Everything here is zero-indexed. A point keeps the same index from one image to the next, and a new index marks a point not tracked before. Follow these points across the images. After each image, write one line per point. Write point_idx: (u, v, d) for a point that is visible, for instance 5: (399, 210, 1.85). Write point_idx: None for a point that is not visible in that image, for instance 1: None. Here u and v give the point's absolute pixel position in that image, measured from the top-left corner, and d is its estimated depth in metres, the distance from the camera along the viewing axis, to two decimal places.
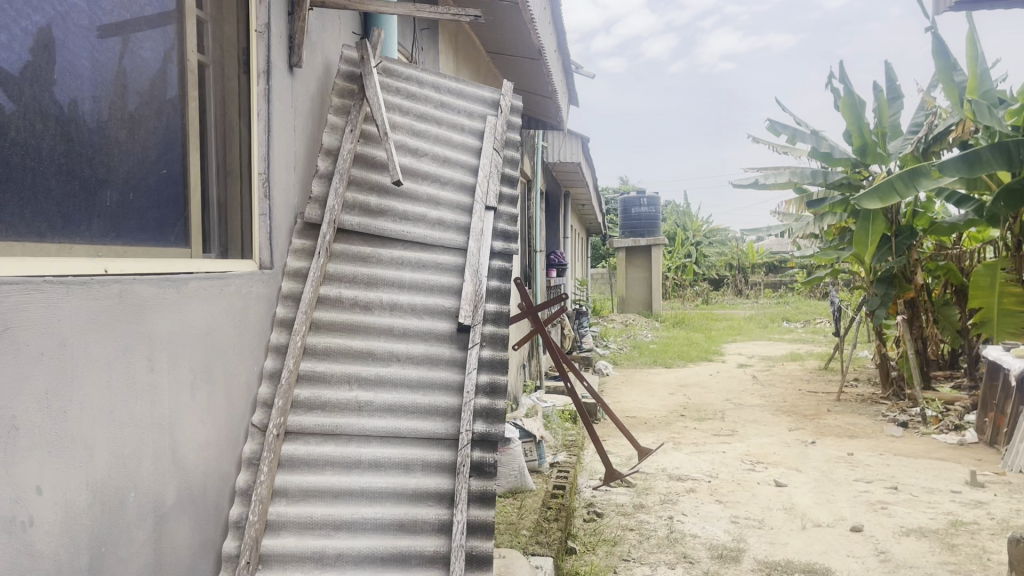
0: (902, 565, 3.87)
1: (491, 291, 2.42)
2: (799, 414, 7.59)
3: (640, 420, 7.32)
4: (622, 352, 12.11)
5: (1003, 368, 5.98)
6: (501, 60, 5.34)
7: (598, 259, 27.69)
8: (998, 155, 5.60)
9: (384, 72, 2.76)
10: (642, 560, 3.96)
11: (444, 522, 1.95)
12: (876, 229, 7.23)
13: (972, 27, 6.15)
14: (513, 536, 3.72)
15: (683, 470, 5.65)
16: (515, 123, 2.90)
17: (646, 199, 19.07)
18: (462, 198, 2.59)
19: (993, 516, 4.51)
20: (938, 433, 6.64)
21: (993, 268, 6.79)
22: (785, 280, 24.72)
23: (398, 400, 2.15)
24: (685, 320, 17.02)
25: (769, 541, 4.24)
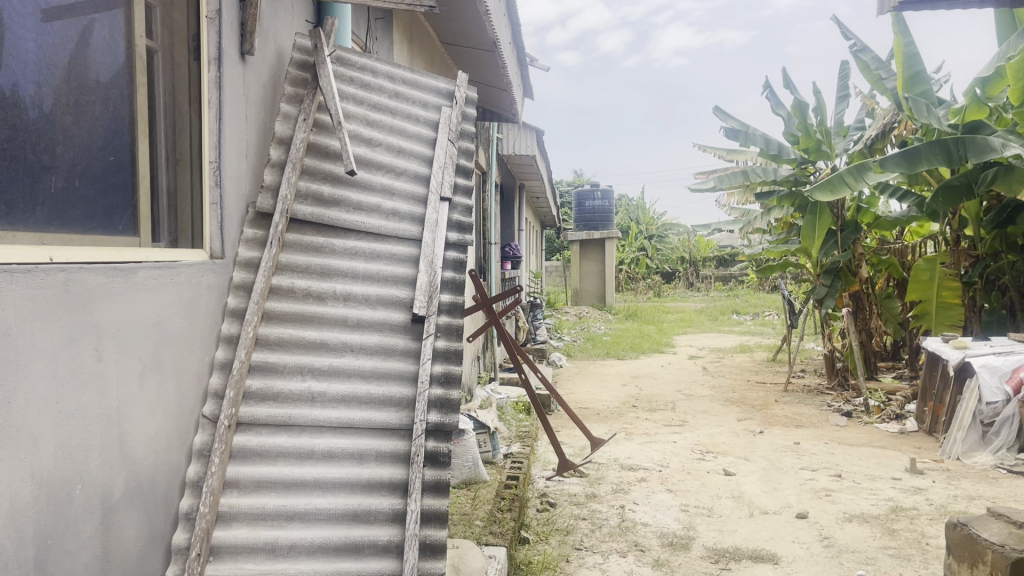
0: (845, 550, 3.99)
1: (446, 282, 2.43)
2: (747, 404, 7.75)
3: (593, 411, 7.40)
4: (576, 344, 12.21)
5: (942, 359, 6.17)
6: (456, 52, 5.34)
7: (552, 252, 27.86)
8: (936, 152, 5.77)
9: (337, 61, 2.74)
10: (594, 549, 4.01)
11: (398, 512, 1.95)
12: (823, 223, 7.40)
13: (901, 30, 6.34)
14: (466, 526, 3.73)
15: (635, 460, 5.74)
16: (470, 115, 2.90)
17: (599, 193, 19.23)
18: (416, 188, 2.59)
19: (932, 502, 4.66)
20: (881, 422, 6.84)
21: (933, 262, 7.00)
22: (734, 273, 25.16)
23: (352, 391, 2.14)
24: (638, 313, 17.21)
25: (718, 528, 4.34)
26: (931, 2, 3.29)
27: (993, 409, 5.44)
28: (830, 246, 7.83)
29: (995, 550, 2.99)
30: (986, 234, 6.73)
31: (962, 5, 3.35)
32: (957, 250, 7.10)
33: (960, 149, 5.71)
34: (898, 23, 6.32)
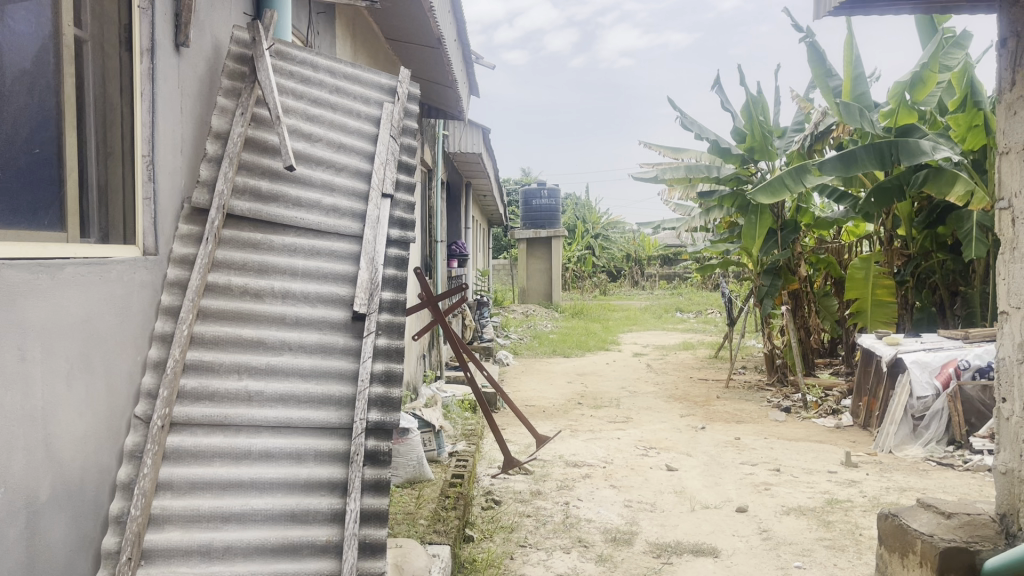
0: (782, 542, 4.09)
1: (387, 279, 2.41)
2: (690, 401, 7.87)
3: (539, 409, 7.43)
4: (523, 342, 12.24)
5: (876, 355, 6.35)
6: (402, 49, 5.31)
7: (499, 250, 27.90)
8: (871, 156, 5.91)
9: (277, 54, 2.70)
10: (538, 546, 4.02)
11: (337, 512, 1.93)
12: (763, 223, 7.56)
13: (849, 34, 6.51)
14: (410, 525, 3.70)
15: (580, 457, 5.78)
16: (413, 111, 2.88)
17: (546, 191, 19.28)
18: (357, 184, 2.56)
19: (865, 494, 4.80)
20: (818, 417, 7.02)
21: (868, 261, 7.19)
22: (679, 271, 25.53)
23: (290, 390, 2.11)
24: (584, 311, 17.33)
25: (660, 523, 4.39)
26: (863, 7, 3.49)
27: (924, 402, 5.63)
28: (771, 245, 7.99)
29: (924, 540, 3.09)
30: (917, 233, 6.96)
31: (890, 11, 3.58)
32: (890, 249, 7.31)
33: (894, 152, 5.87)
34: (849, 25, 6.48)
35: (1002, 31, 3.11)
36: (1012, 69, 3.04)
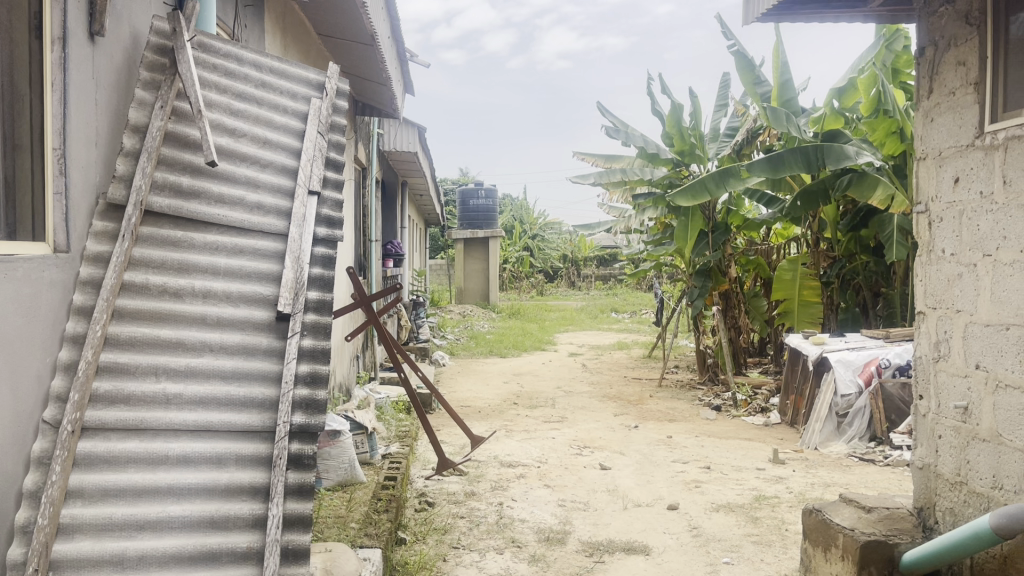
0: (711, 538, 4.15)
1: (313, 278, 2.37)
2: (623, 400, 7.96)
3: (474, 409, 7.40)
4: (459, 342, 12.19)
5: (803, 355, 6.53)
6: (334, 45, 5.23)
7: (436, 250, 27.78)
8: (798, 159, 6.03)
9: (199, 46, 2.62)
10: (471, 547, 4.00)
11: (258, 517, 1.88)
12: (694, 224, 7.76)
13: (777, 41, 6.67)
14: (341, 529, 3.63)
15: (514, 457, 5.78)
16: (341, 107, 2.84)
17: (483, 191, 19.23)
18: (282, 180, 2.50)
19: (791, 490, 4.92)
20: (747, 415, 7.18)
21: (795, 263, 7.38)
22: (614, 272, 25.85)
23: (211, 393, 2.04)
24: (521, 311, 17.40)
25: (593, 522, 4.42)
26: (791, 15, 3.68)
27: (847, 400, 5.82)
28: (703, 246, 8.13)
29: (846, 534, 3.16)
30: (842, 236, 7.18)
31: (817, 19, 3.79)
32: (816, 251, 7.50)
33: (819, 156, 6.02)
34: (777, 33, 6.63)
35: (920, 39, 3.23)
36: (929, 77, 3.16)
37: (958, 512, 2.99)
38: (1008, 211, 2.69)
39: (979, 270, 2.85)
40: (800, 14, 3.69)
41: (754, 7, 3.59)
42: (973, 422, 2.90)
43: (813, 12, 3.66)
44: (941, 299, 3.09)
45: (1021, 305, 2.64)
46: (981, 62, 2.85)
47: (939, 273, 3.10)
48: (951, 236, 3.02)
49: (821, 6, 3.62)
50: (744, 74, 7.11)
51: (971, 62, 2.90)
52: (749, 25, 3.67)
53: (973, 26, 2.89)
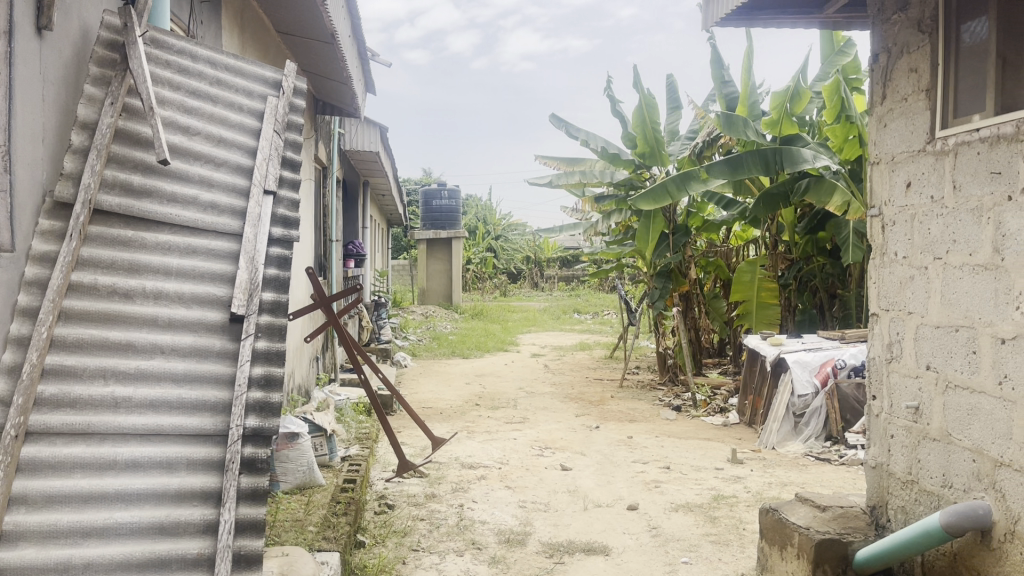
0: (670, 538, 4.19)
1: (268, 279, 2.34)
2: (585, 401, 7.99)
3: (436, 411, 7.37)
4: (421, 343, 12.14)
5: (761, 356, 6.61)
6: (294, 43, 5.16)
7: (398, 250, 27.65)
8: (757, 161, 6.08)
9: (151, 42, 2.57)
10: (431, 549, 3.98)
11: (210, 522, 1.84)
12: (655, 226, 7.81)
13: (748, 48, 6.75)
14: (298, 532, 3.58)
15: (475, 458, 5.77)
16: (298, 105, 2.81)
17: (446, 192, 19.16)
18: (237, 179, 2.46)
19: (749, 489, 4.98)
20: (707, 415, 7.25)
21: (754, 265, 7.44)
22: (577, 273, 26.00)
23: (162, 396, 2.00)
24: (484, 312, 17.40)
25: (553, 523, 4.43)
26: (749, 20, 3.73)
27: (804, 400, 5.90)
28: (663, 248, 8.20)
29: (801, 533, 3.20)
30: (800, 239, 7.29)
31: (775, 25, 3.84)
32: (775, 253, 7.62)
33: (778, 159, 6.08)
34: (748, 40, 6.72)
35: (875, 46, 3.29)
36: (882, 84, 3.22)
37: (910, 511, 3.05)
38: (958, 215, 2.75)
39: (929, 273, 2.91)
40: (759, 19, 3.74)
41: (713, 12, 3.63)
42: (923, 422, 2.96)
43: (771, 17, 3.72)
44: (894, 301, 3.14)
45: (970, 307, 2.70)
46: (932, 69, 2.91)
47: (891, 276, 3.15)
48: (903, 239, 3.07)
49: (779, 11, 3.68)
50: (715, 71, 7.18)
51: (923, 68, 2.96)
52: (708, 30, 3.71)
53: (924, 33, 2.95)
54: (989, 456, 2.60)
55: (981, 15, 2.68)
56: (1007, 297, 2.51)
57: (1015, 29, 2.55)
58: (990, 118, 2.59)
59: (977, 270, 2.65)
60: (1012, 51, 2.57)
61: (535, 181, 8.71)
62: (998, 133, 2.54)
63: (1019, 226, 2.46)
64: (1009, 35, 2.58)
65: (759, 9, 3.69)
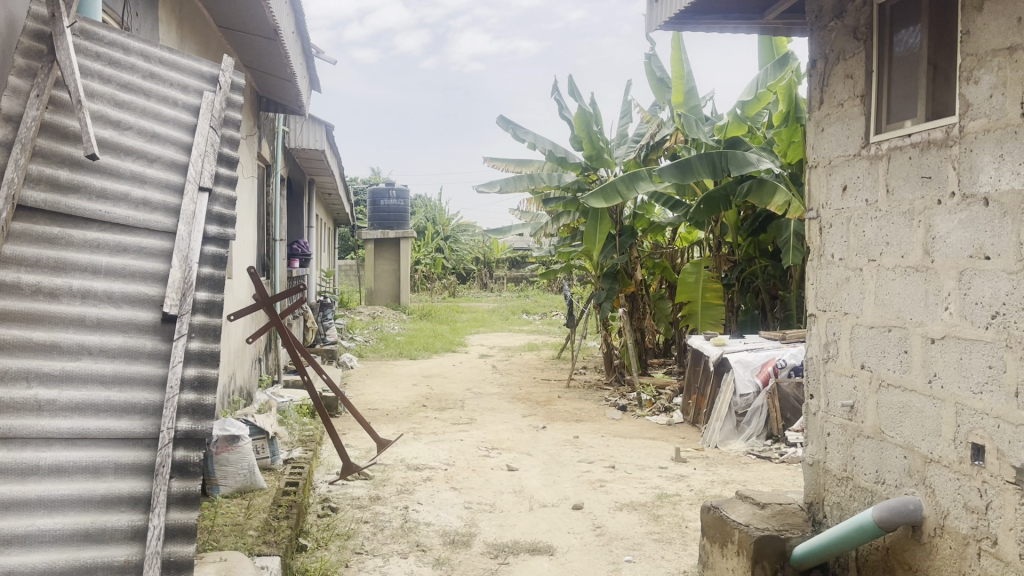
0: (614, 537, 4.22)
1: (203, 278, 2.29)
2: (532, 401, 8.01)
3: (382, 412, 7.31)
4: (368, 344, 12.05)
5: (704, 356, 6.71)
6: (235, 38, 5.06)
7: (345, 251, 27.39)
8: (704, 163, 6.13)
9: (80, 33, 2.49)
10: (374, 552, 3.94)
11: (138, 528, 1.78)
12: (603, 227, 7.88)
13: (677, 49, 6.82)
14: (238, 537, 3.50)
15: (421, 460, 5.73)
16: (235, 101, 2.77)
17: (395, 191, 19.02)
18: (170, 175, 2.40)
19: (692, 488, 5.04)
20: (652, 415, 7.32)
21: (698, 266, 7.54)
22: (526, 274, 26.10)
23: (88, 398, 1.93)
24: (432, 312, 17.35)
25: (498, 524, 4.42)
26: (692, 24, 3.79)
27: (745, 400, 6.00)
28: (610, 249, 8.28)
29: (741, 530, 3.25)
30: (742, 241, 7.43)
31: (717, 29, 3.91)
32: (718, 255, 7.75)
33: (723, 162, 6.15)
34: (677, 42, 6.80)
35: (812, 52, 3.36)
36: (820, 89, 3.29)
37: (845, 507, 3.12)
38: (892, 217, 2.81)
39: (864, 274, 2.98)
40: (701, 24, 3.81)
41: (657, 15, 3.68)
42: (858, 420, 3.03)
43: (713, 21, 3.79)
44: (830, 302, 3.21)
45: (902, 307, 2.77)
46: (867, 75, 2.98)
47: (829, 277, 3.22)
48: (840, 241, 3.14)
49: (720, 17, 3.74)
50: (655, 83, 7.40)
51: (858, 75, 3.03)
52: (652, 33, 3.75)
53: (860, 40, 3.02)
54: (920, 452, 2.68)
55: (914, 24, 2.75)
56: (936, 298, 2.59)
57: (943, 37, 2.63)
58: (922, 123, 2.67)
59: (909, 271, 2.72)
60: (942, 59, 2.64)
61: (484, 183, 8.72)
62: (929, 138, 2.61)
63: (948, 229, 2.53)
64: (939, 44, 2.65)
65: (702, 14, 3.75)
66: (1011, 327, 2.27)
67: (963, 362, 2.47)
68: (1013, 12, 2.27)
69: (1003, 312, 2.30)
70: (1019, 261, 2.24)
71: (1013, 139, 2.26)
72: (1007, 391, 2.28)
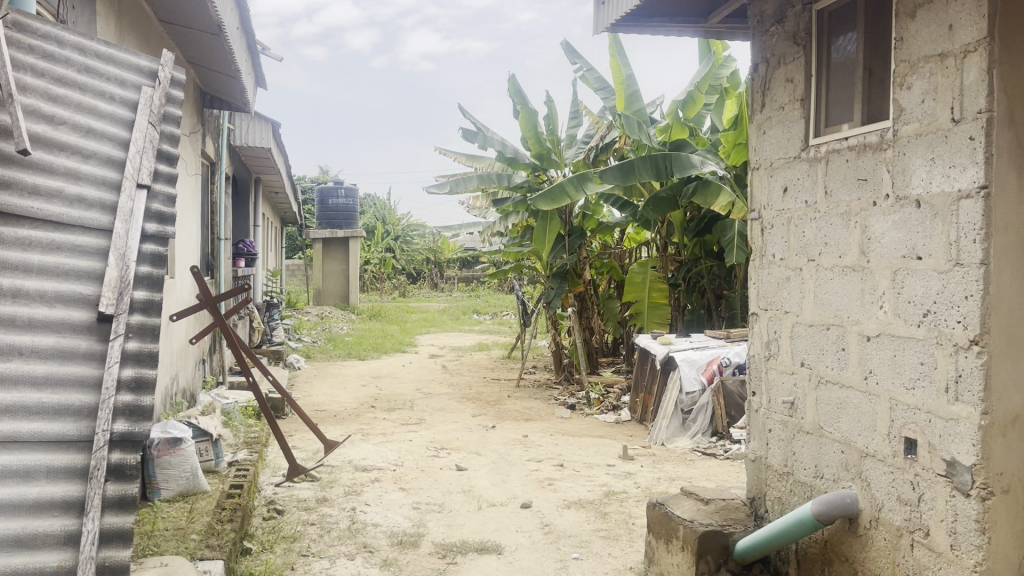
0: (562, 535, 4.25)
1: (140, 277, 2.24)
2: (482, 400, 8.02)
3: (330, 413, 7.24)
4: (316, 344, 11.90)
5: (651, 355, 6.79)
6: (178, 34, 4.96)
7: (293, 250, 27.03)
8: (647, 166, 6.19)
9: (13, 25, 2.41)
10: (321, 554, 3.91)
11: (71, 533, 1.72)
12: (552, 228, 7.94)
13: (616, 53, 6.95)
14: (179, 541, 3.43)
15: (369, 461, 5.69)
16: (174, 96, 2.74)
17: (343, 190, 18.83)
18: (107, 172, 2.35)
19: (639, 484, 5.10)
20: (600, 413, 7.38)
21: (645, 267, 7.62)
22: (477, 274, 26.10)
23: (18, 401, 1.86)
24: (381, 312, 17.23)
25: (447, 524, 4.42)
26: (638, 27, 3.84)
27: (691, 398, 6.10)
28: (559, 249, 8.34)
29: (685, 526, 3.29)
30: (688, 242, 7.56)
31: (662, 32, 3.96)
32: (665, 256, 7.85)
33: (667, 164, 6.22)
34: (615, 46, 6.92)
35: (754, 56, 3.43)
36: (762, 92, 3.36)
37: (786, 501, 3.20)
38: (830, 219, 2.89)
39: (804, 274, 3.06)
40: (648, 26, 3.85)
41: (604, 16, 3.71)
42: (798, 417, 3.11)
43: (658, 24, 3.84)
44: (771, 301, 3.28)
45: (840, 307, 2.84)
46: (807, 79, 3.06)
47: (769, 277, 3.29)
48: (781, 242, 3.21)
49: (665, 20, 3.79)
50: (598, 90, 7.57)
51: (798, 79, 3.11)
52: (599, 34, 3.79)
53: (799, 45, 3.09)
54: (856, 447, 2.75)
55: (850, 31, 2.83)
56: (872, 297, 2.66)
57: (877, 44, 2.70)
58: (858, 127, 2.75)
59: (846, 271, 2.80)
60: (877, 64, 2.71)
61: (434, 181, 8.69)
62: (865, 142, 2.69)
63: (882, 230, 2.61)
64: (873, 50, 2.73)
65: (648, 17, 3.80)
66: (942, 325, 2.35)
67: (896, 360, 2.55)
68: (944, 20, 2.34)
69: (934, 310, 2.38)
70: (949, 261, 2.32)
71: (944, 143, 2.33)
72: (938, 386, 2.36)
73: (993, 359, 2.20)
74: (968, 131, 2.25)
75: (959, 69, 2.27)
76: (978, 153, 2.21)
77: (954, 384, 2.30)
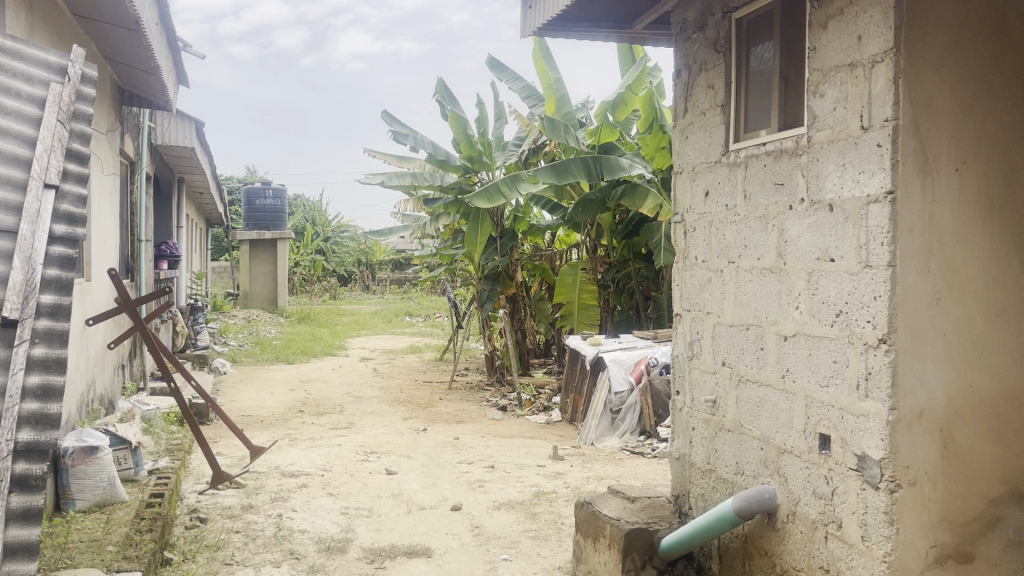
0: (491, 536, 4.26)
1: (47, 281, 2.16)
2: (412, 403, 7.97)
3: (256, 419, 7.08)
4: (242, 348, 11.64)
5: (581, 355, 6.86)
6: (95, 29, 4.80)
7: (220, 252, 26.37)
8: (580, 165, 6.24)
9: None
10: (245, 562, 3.83)
11: None
12: (483, 229, 7.94)
13: (543, 58, 7.00)
14: (94, 553, 3.32)
15: (297, 466, 5.60)
16: (86, 94, 2.66)
17: (271, 191, 18.43)
18: (13, 171, 2.25)
19: (568, 484, 5.15)
20: (530, 414, 7.43)
21: (575, 269, 7.69)
22: (409, 276, 25.90)
23: None
24: (311, 316, 16.94)
25: (376, 528, 4.38)
26: (564, 31, 3.89)
27: (620, 397, 6.18)
28: (491, 251, 8.36)
29: (612, 524, 3.32)
30: (617, 243, 7.66)
31: (587, 37, 4.01)
32: (594, 257, 7.93)
33: (597, 167, 6.29)
34: (542, 51, 6.97)
35: (677, 62, 3.50)
36: (684, 99, 3.43)
37: (708, 497, 3.27)
38: (749, 222, 2.97)
39: (724, 275, 3.14)
40: (572, 31, 3.91)
41: (531, 21, 3.75)
42: (720, 415, 3.18)
43: (584, 29, 3.89)
44: (694, 302, 3.35)
45: (758, 308, 2.92)
46: (727, 86, 3.14)
47: (692, 278, 3.36)
48: (702, 244, 3.29)
49: (591, 25, 3.84)
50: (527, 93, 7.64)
51: (718, 85, 3.19)
52: (526, 38, 3.83)
53: (720, 52, 3.17)
54: (774, 444, 2.84)
55: (767, 39, 2.92)
56: (789, 298, 2.75)
57: (793, 54, 2.80)
58: (775, 133, 2.83)
59: (765, 273, 2.88)
60: (793, 71, 2.80)
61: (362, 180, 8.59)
62: (781, 147, 2.77)
63: (798, 233, 2.69)
64: (789, 59, 2.82)
65: (573, 22, 3.85)
66: (854, 324, 2.44)
67: (811, 358, 2.64)
68: (853, 31, 2.43)
69: (846, 310, 2.47)
70: (859, 262, 2.41)
71: (854, 149, 2.43)
72: (849, 383, 2.45)
73: (900, 356, 2.30)
74: (875, 138, 2.34)
75: (868, 78, 2.37)
76: (885, 159, 2.31)
77: (864, 381, 2.39)
